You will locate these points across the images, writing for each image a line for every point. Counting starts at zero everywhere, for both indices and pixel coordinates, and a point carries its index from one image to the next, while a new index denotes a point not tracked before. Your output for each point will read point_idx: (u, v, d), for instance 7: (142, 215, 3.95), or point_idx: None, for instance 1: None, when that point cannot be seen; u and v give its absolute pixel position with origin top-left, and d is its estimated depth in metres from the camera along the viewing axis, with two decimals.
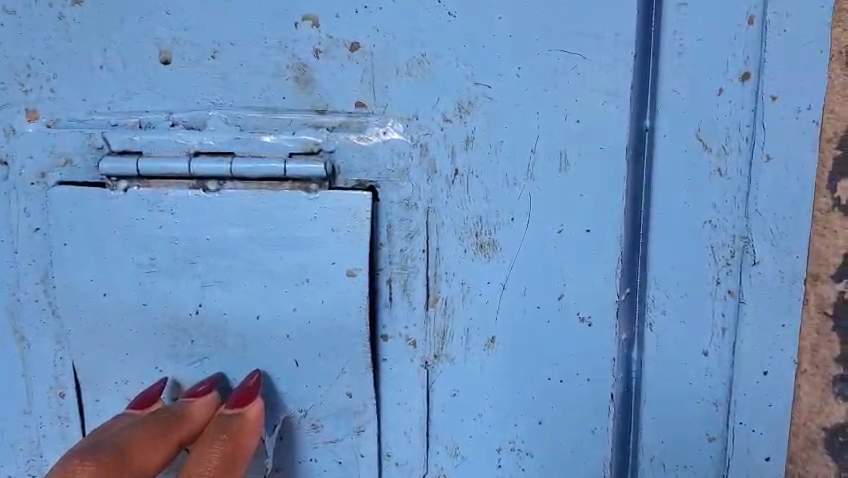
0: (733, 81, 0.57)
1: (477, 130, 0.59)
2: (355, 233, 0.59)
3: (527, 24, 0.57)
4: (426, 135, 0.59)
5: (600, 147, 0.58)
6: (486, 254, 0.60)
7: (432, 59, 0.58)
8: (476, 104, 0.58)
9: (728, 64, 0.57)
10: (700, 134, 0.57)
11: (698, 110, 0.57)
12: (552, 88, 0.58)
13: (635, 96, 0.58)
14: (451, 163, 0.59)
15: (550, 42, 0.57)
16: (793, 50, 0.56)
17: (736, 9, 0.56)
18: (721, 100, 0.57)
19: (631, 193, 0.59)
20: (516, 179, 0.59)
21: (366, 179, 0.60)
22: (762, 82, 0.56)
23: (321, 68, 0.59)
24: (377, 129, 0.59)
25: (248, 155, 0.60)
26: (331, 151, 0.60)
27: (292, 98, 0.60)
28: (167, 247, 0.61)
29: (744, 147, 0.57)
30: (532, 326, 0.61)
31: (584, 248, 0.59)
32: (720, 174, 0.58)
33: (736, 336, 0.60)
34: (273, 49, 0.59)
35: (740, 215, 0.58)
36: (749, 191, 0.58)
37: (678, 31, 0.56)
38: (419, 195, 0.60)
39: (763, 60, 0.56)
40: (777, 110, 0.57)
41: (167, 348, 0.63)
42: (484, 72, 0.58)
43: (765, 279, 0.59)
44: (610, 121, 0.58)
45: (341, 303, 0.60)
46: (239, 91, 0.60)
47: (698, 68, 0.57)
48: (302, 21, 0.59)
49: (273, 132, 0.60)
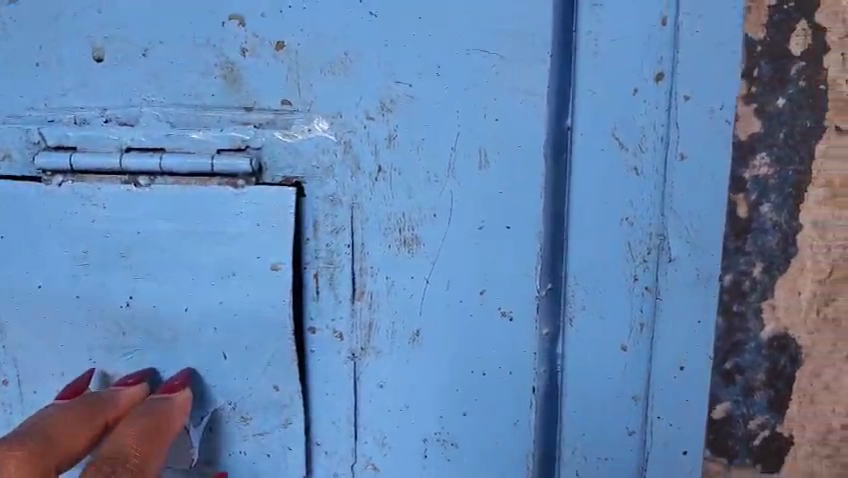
0: (649, 81, 0.56)
1: (399, 128, 0.59)
2: (280, 228, 0.61)
3: (447, 25, 0.57)
4: (348, 133, 0.60)
5: (518, 146, 0.58)
6: (410, 249, 0.61)
7: (354, 57, 0.59)
8: (398, 102, 0.59)
9: (643, 65, 0.56)
10: (616, 133, 0.57)
11: (614, 110, 0.57)
12: (472, 87, 0.58)
13: (553, 96, 0.58)
14: (374, 159, 0.60)
15: (470, 43, 0.57)
16: (706, 51, 0.55)
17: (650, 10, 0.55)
18: (637, 100, 0.57)
19: (551, 190, 0.59)
20: (437, 177, 0.60)
21: (292, 175, 0.62)
22: (676, 82, 0.56)
23: (249, 66, 0.61)
24: (303, 126, 0.61)
25: (178, 151, 0.62)
26: (258, 148, 0.61)
27: (222, 95, 0.61)
28: (101, 242, 0.63)
29: (660, 146, 0.57)
30: (455, 319, 0.62)
31: (505, 245, 0.60)
32: (636, 172, 0.58)
33: (654, 332, 0.61)
34: (203, 48, 0.61)
35: (657, 213, 0.58)
36: (664, 189, 0.58)
37: (593, 32, 0.56)
38: (344, 191, 0.61)
39: (676, 60, 0.56)
40: (692, 110, 0.57)
41: (102, 341, 0.65)
42: (406, 72, 0.59)
43: (682, 276, 0.59)
44: (528, 120, 0.58)
45: (267, 297, 0.62)
46: (169, 87, 0.62)
47: (614, 68, 0.56)
48: (229, 20, 0.60)
49: (203, 129, 0.62)
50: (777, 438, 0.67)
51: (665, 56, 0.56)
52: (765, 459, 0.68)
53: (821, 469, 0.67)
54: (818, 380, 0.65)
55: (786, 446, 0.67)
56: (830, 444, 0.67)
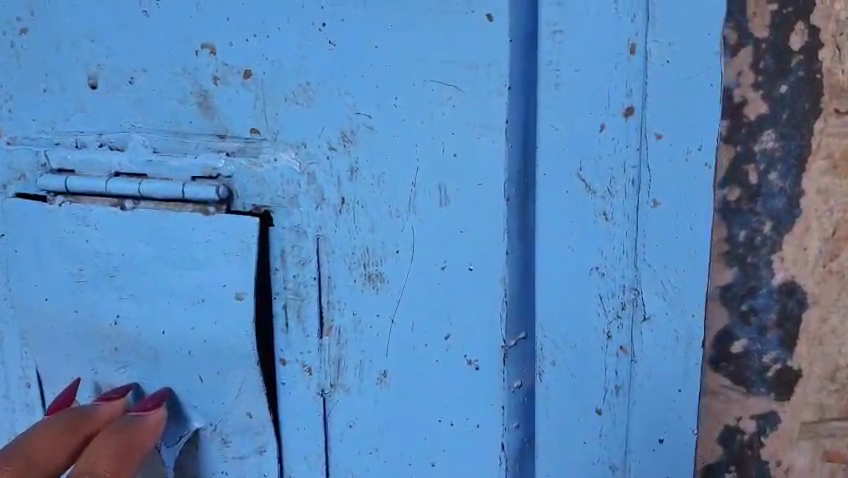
0: (617, 116, 0.47)
1: (360, 159, 0.54)
2: (244, 258, 0.61)
3: (401, 51, 0.50)
4: (308, 166, 0.58)
5: (478, 184, 0.51)
6: (375, 285, 0.56)
7: (316, 86, 0.56)
8: (358, 133, 0.53)
9: (610, 98, 0.47)
10: (582, 174, 0.49)
11: (580, 147, 0.48)
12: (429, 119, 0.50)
13: (514, 129, 0.50)
14: (337, 191, 0.57)
15: (426, 72, 0.50)
16: (677, 85, 0.46)
17: (616, 35, 0.46)
18: (604, 138, 0.48)
19: (518, 232, 0.52)
20: (398, 212, 0.53)
21: (261, 204, 0.61)
22: (646, 118, 0.47)
23: (219, 94, 0.60)
24: (269, 156, 0.60)
25: (159, 177, 0.63)
26: (229, 175, 0.61)
27: (198, 122, 0.61)
28: (92, 260, 0.66)
29: (631, 190, 0.49)
30: (422, 364, 0.56)
31: (468, 290, 0.53)
32: (605, 218, 0.49)
33: (630, 397, 0.52)
34: (179, 76, 0.61)
35: (630, 265, 0.50)
36: (637, 239, 0.49)
37: (553, 61, 0.48)
38: (309, 223, 0.59)
39: (646, 94, 0.47)
40: (665, 150, 0.47)
41: (98, 354, 0.68)
42: (363, 102, 0.52)
43: (658, 339, 0.51)
44: (487, 158, 0.50)
45: (231, 327, 0.62)
46: (152, 114, 0.62)
47: (577, 102, 0.48)
48: (201, 48, 0.59)
49: (182, 155, 0.62)
50: (789, 373, 0.58)
51: (633, 89, 0.47)
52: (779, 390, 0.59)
53: (830, 404, 0.59)
54: (825, 324, 0.57)
55: (796, 378, 0.58)
56: (837, 379, 0.58)
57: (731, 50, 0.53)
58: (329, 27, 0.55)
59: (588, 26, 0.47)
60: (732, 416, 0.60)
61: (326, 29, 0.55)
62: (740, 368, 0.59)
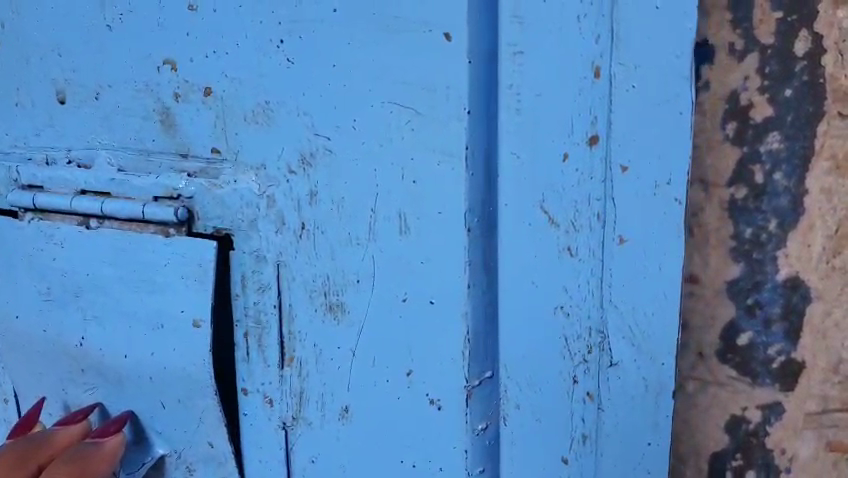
0: (579, 145, 0.38)
1: (319, 183, 0.51)
2: (201, 284, 0.59)
3: (358, 71, 0.46)
4: (268, 186, 0.54)
5: (438, 212, 0.44)
6: (336, 316, 0.52)
7: (274, 106, 0.53)
8: (317, 156, 0.50)
9: (571, 123, 0.38)
10: (544, 205, 0.40)
11: (539, 174, 0.40)
12: (389, 142, 0.46)
13: (472, 151, 0.43)
14: (297, 216, 0.53)
15: (384, 92, 0.45)
16: (647, 110, 0.36)
17: (578, 53, 0.37)
18: (567, 167, 0.39)
19: (481, 263, 0.44)
20: (359, 239, 0.49)
21: (221, 227, 0.59)
22: (613, 146, 0.37)
23: (181, 112, 0.58)
24: (231, 178, 0.57)
25: (122, 196, 0.62)
26: (190, 196, 0.59)
27: (162, 140, 0.60)
28: (59, 279, 0.67)
29: (596, 225, 0.39)
30: (386, 401, 0.51)
31: (430, 324, 0.47)
32: (570, 254, 0.40)
33: (597, 448, 0.42)
34: (143, 93, 0.60)
35: (595, 304, 0.40)
36: (603, 278, 0.39)
37: (513, 85, 0.39)
38: (268, 248, 0.55)
39: (611, 120, 0.37)
40: (631, 186, 0.37)
41: (67, 374, 0.70)
42: (322, 123, 0.49)
43: (625, 389, 0.40)
44: (447, 187, 0.44)
45: (188, 353, 0.61)
46: (118, 131, 0.62)
47: (536, 125, 0.39)
48: (163, 64, 0.58)
49: (147, 174, 0.61)
50: (791, 364, 0.46)
51: (598, 111, 0.37)
52: (782, 381, 0.47)
53: (834, 395, 0.46)
54: (828, 317, 0.45)
55: (796, 370, 0.46)
56: (841, 372, 0.45)
57: (736, 57, 0.44)
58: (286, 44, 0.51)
59: (546, 37, 0.38)
60: (732, 403, 0.48)
61: (283, 46, 0.51)
62: (740, 357, 0.47)
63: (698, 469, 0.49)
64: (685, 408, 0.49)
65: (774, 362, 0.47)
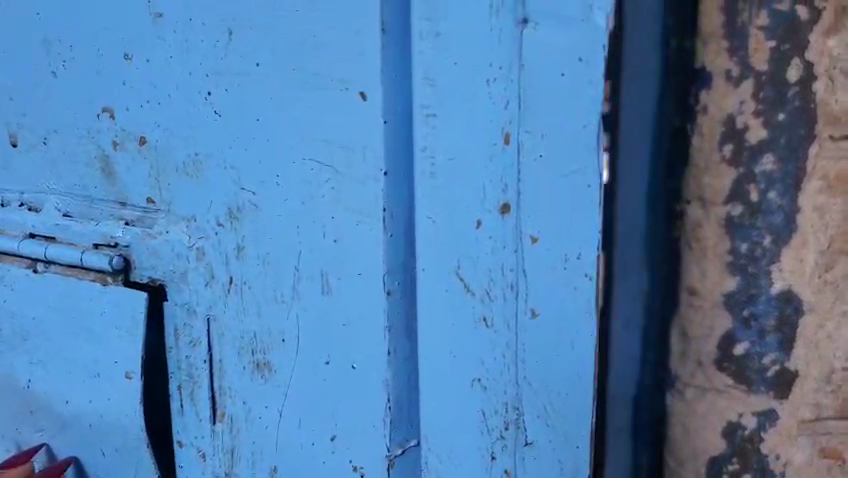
0: (492, 212, 0.36)
1: (245, 238, 0.49)
2: (132, 335, 0.58)
3: (281, 126, 0.44)
4: (199, 238, 0.53)
5: (358, 274, 0.43)
6: (264, 374, 0.50)
7: (204, 159, 0.51)
8: (244, 211, 0.48)
9: (484, 188, 0.36)
10: (460, 273, 0.38)
11: (456, 240, 0.38)
12: (310, 200, 0.44)
13: (393, 215, 0.41)
14: (226, 270, 0.51)
15: (305, 149, 0.44)
16: (553, 179, 0.34)
17: (487, 118, 0.35)
18: (481, 234, 0.37)
19: (404, 328, 0.43)
20: (284, 297, 0.47)
21: (156, 278, 0.57)
22: (522, 214, 0.35)
23: (119, 160, 0.57)
24: (163, 228, 0.55)
25: (66, 242, 0.62)
26: (127, 245, 0.58)
27: (102, 187, 0.59)
28: (10, 322, 0.67)
29: (510, 295, 0.37)
30: (311, 464, 0.49)
31: (352, 389, 0.45)
32: (486, 325, 0.38)
33: None
34: (84, 139, 0.59)
35: (510, 380, 0.38)
36: (517, 352, 0.37)
37: (427, 147, 0.38)
38: (199, 301, 0.54)
39: (522, 187, 0.35)
40: (541, 256, 0.35)
41: (16, 416, 0.69)
42: (248, 177, 0.48)
43: (541, 470, 0.38)
44: (364, 249, 0.42)
45: (121, 404, 0.60)
46: (66, 178, 0.61)
47: (451, 190, 0.38)
48: (103, 111, 0.57)
49: (91, 221, 0.60)
50: (790, 372, 0.37)
51: (510, 178, 0.35)
52: (778, 390, 0.37)
53: (827, 403, 0.38)
54: (822, 329, 0.37)
55: (792, 378, 0.37)
56: (835, 380, 0.38)
57: (732, 83, 0.35)
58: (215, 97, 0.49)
59: (460, 101, 0.36)
60: (728, 407, 0.38)
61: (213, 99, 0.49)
62: (736, 364, 0.38)
63: (696, 471, 0.39)
64: (682, 412, 0.39)
65: (768, 372, 0.37)
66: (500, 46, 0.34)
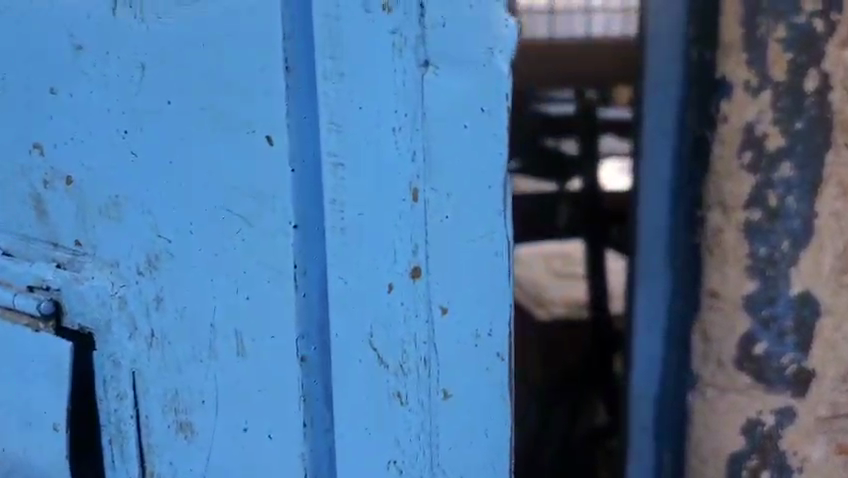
0: (404, 278, 0.38)
1: (162, 290, 0.44)
2: (60, 386, 0.52)
3: (203, 169, 0.40)
4: (120, 286, 0.49)
5: (271, 336, 0.40)
6: (186, 434, 0.45)
7: (123, 200, 0.47)
8: (160, 262, 0.44)
9: (395, 256, 0.38)
10: (373, 343, 0.39)
11: (367, 308, 0.38)
12: (220, 252, 0.41)
13: (307, 273, 0.39)
14: (147, 322, 0.47)
15: (212, 196, 0.40)
16: (462, 251, 0.38)
17: (395, 177, 0.37)
18: (393, 302, 0.38)
19: (323, 395, 0.40)
20: (199, 355, 0.43)
21: (85, 325, 0.51)
22: (432, 285, 0.38)
23: (51, 199, 0.52)
24: (90, 274, 0.50)
25: (1, 280, 0.55)
26: (58, 288, 0.52)
27: (34, 225, 0.53)
28: None
29: (424, 370, 0.39)
30: None
31: (269, 461, 0.42)
32: (400, 401, 0.39)
33: None
34: (17, 175, 0.53)
35: (424, 462, 0.40)
36: (429, 430, 0.40)
37: (337, 199, 0.37)
38: (123, 353, 0.50)
39: (429, 253, 0.38)
40: (450, 329, 0.39)
41: None
42: (166, 224, 0.43)
43: None
44: (276, 310, 0.39)
45: (53, 460, 0.54)
46: (8, 209, 0.55)
47: (359, 262, 0.38)
48: (34, 148, 0.52)
49: (26, 259, 0.54)
50: (804, 371, 0.47)
51: (418, 238, 0.38)
52: (794, 388, 0.47)
53: (843, 402, 0.48)
54: (836, 330, 0.47)
55: (807, 377, 0.47)
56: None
57: (751, 93, 0.45)
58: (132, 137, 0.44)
59: (367, 152, 0.37)
60: (748, 406, 0.48)
61: (130, 139, 0.44)
62: (755, 364, 0.47)
63: (716, 469, 0.50)
64: (703, 411, 0.49)
65: (786, 371, 0.47)
66: (403, 93, 0.37)
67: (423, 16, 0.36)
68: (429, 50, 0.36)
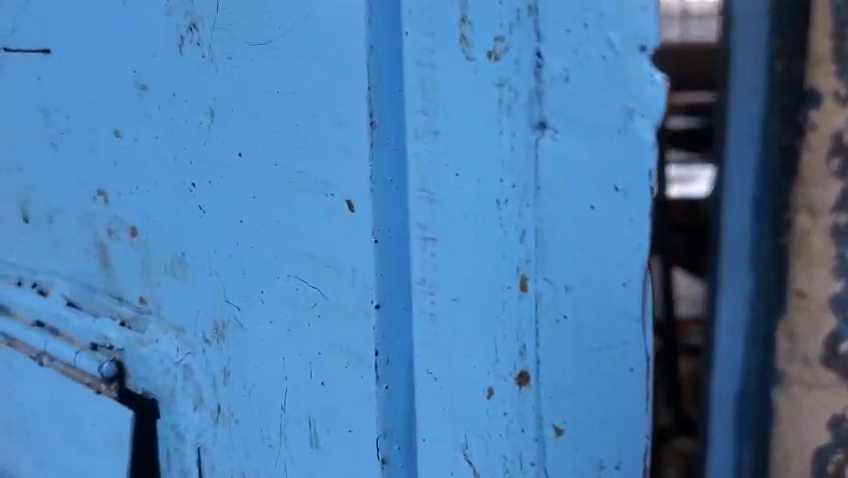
0: (507, 380, 0.30)
1: (231, 360, 0.40)
2: (120, 456, 0.47)
3: (278, 228, 0.35)
4: (188, 352, 0.43)
5: (348, 430, 0.34)
6: None
7: (189, 258, 0.42)
8: (229, 328, 0.39)
9: (498, 353, 0.30)
10: (467, 454, 0.31)
11: (460, 408, 0.31)
12: (296, 328, 0.35)
13: (390, 361, 0.33)
14: (214, 396, 0.42)
15: (289, 263, 0.35)
16: (579, 357, 0.28)
17: (498, 256, 0.29)
18: (491, 409, 0.30)
19: None
20: (270, 438, 0.38)
21: (147, 388, 0.48)
22: (543, 393, 0.29)
23: (116, 250, 0.47)
24: (153, 335, 0.46)
25: (67, 334, 0.52)
26: (121, 348, 0.48)
27: (98, 277, 0.49)
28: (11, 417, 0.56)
29: None
30: None
31: None
32: None
33: None
34: (83, 222, 0.49)
35: None
36: None
37: (425, 280, 0.31)
38: (188, 426, 0.45)
39: (538, 353, 0.29)
40: (565, 454, 0.29)
41: None
42: (234, 288, 0.38)
43: None
44: (355, 400, 0.33)
45: None
46: (69, 259, 0.51)
47: (454, 356, 0.31)
48: (98, 194, 0.48)
49: (90, 314, 0.51)
50: None
51: (527, 339, 0.29)
52: None
53: None
54: None
55: None
56: None
57: None
58: (199, 188, 0.39)
59: (462, 225, 0.30)
60: None
61: (197, 191, 0.40)
62: None
63: None
64: None
65: None
66: (510, 159, 0.28)
67: (540, 66, 0.27)
68: (544, 107, 0.28)
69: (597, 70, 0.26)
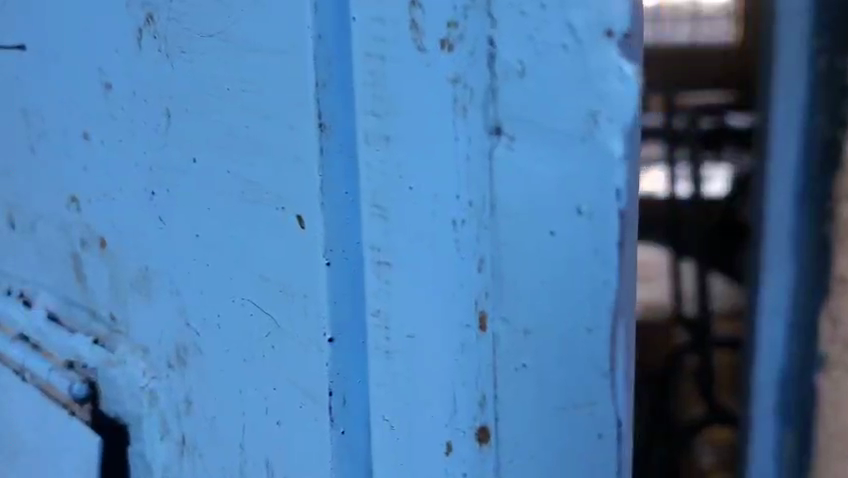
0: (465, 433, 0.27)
1: (191, 388, 0.36)
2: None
3: (234, 245, 0.31)
4: (153, 376, 0.40)
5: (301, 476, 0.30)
6: None
7: (153, 271, 0.37)
8: (188, 354, 0.35)
9: (456, 404, 0.27)
10: None
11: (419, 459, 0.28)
12: (251, 358, 0.31)
13: (348, 404, 0.29)
14: (177, 427, 0.38)
15: (243, 284, 0.31)
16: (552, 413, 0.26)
17: (455, 288, 0.26)
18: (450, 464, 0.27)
19: None
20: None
21: (118, 415, 0.44)
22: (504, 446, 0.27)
23: (88, 262, 0.44)
24: (123, 354, 0.42)
25: (45, 350, 0.49)
26: (95, 368, 0.45)
27: (76, 288, 0.46)
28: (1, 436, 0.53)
29: None
30: None
31: None
32: None
33: None
34: (59, 230, 0.46)
35: None
36: None
37: (378, 309, 0.28)
38: (155, 459, 0.41)
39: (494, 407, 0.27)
40: None
41: None
42: (191, 309, 0.34)
43: None
44: (309, 448, 0.30)
45: None
46: (54, 270, 0.48)
47: (407, 405, 0.28)
48: (72, 201, 0.44)
49: (68, 331, 0.47)
50: None
51: (486, 389, 0.27)
52: None
53: None
54: None
55: None
56: None
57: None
58: (157, 194, 0.36)
59: (419, 254, 0.27)
60: None
61: (156, 199, 0.36)
62: None
63: None
64: None
65: None
66: (465, 173, 0.25)
67: (492, 54, 0.25)
68: (499, 114, 0.25)
69: (561, 66, 0.24)
